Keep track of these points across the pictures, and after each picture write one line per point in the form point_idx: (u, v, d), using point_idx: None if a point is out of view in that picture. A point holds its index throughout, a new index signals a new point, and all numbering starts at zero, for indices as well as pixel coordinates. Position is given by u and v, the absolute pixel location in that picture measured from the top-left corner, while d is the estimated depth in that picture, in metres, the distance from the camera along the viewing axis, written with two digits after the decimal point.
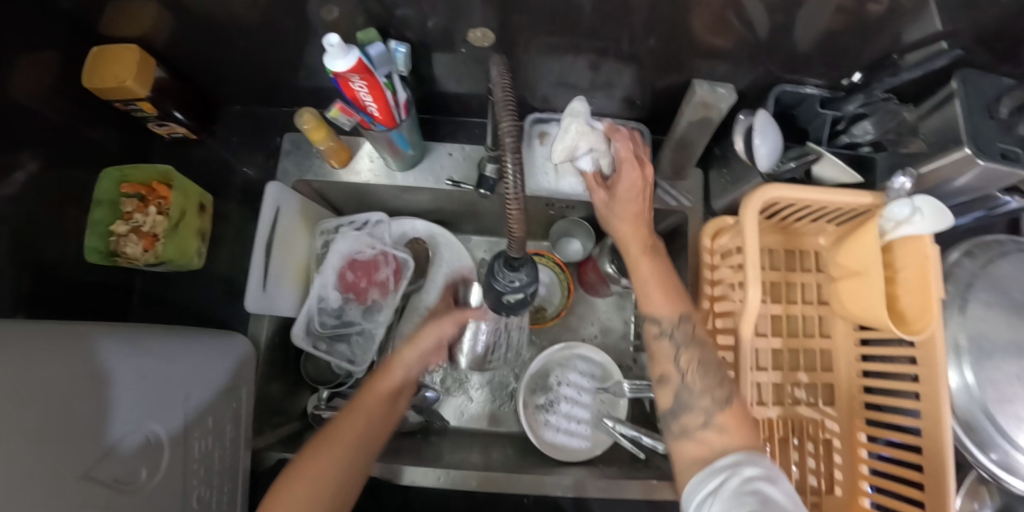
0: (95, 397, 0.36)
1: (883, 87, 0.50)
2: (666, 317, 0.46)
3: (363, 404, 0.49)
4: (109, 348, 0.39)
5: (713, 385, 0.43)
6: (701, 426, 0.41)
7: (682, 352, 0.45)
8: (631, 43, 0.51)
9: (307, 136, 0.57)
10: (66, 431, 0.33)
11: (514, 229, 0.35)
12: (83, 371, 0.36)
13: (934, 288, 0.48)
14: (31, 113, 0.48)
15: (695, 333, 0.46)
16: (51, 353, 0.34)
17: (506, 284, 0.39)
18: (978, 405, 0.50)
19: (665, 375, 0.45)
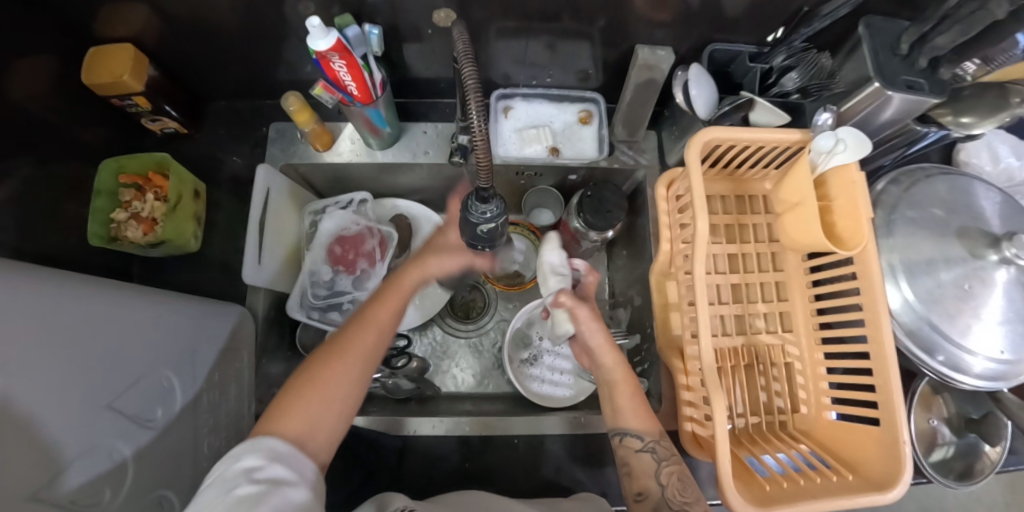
0: (113, 339, 0.40)
1: (801, 37, 0.58)
2: (644, 433, 0.53)
3: (366, 326, 0.52)
4: (124, 298, 0.43)
5: (692, 499, 0.49)
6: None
7: (662, 465, 0.51)
8: (577, 17, 0.58)
9: (293, 118, 0.63)
10: (86, 363, 0.37)
11: (480, 158, 0.42)
12: (103, 314, 0.40)
13: (863, 210, 0.54)
14: (27, 110, 0.52)
15: (673, 451, 0.52)
16: (75, 298, 0.38)
17: (479, 215, 0.45)
18: (919, 315, 0.56)
19: (644, 491, 0.51)
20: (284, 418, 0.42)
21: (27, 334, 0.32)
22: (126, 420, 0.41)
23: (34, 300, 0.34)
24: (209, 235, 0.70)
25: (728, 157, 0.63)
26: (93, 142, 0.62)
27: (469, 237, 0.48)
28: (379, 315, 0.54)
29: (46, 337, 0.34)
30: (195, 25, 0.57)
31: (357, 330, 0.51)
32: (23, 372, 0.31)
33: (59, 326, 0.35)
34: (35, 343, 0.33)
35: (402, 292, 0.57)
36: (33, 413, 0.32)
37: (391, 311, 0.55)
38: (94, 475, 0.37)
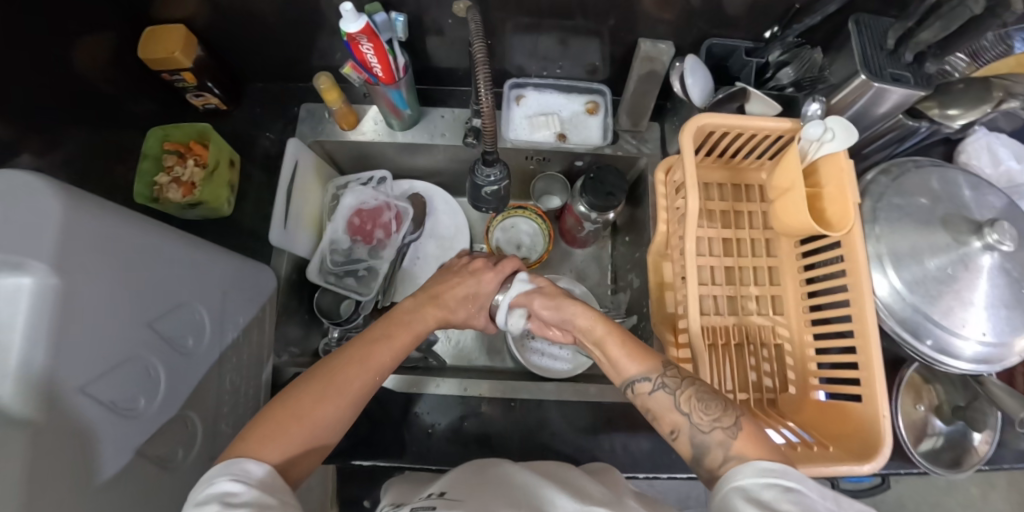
0: (163, 271, 0.46)
1: (793, 34, 0.62)
2: (649, 372, 0.48)
3: (367, 358, 0.50)
4: (177, 238, 0.49)
5: (719, 413, 0.44)
6: (722, 462, 0.41)
7: (678, 394, 0.46)
8: (584, 11, 0.63)
9: (322, 97, 0.69)
10: (140, 285, 0.42)
11: (487, 124, 0.47)
12: (159, 247, 0.46)
13: (850, 195, 0.57)
14: (88, 80, 0.59)
15: (682, 373, 0.47)
16: (137, 227, 0.43)
17: (484, 179, 0.51)
18: (906, 300, 0.58)
19: (674, 426, 0.46)
20: (263, 442, 0.42)
21: (97, 248, 0.38)
22: (163, 342, 0.46)
23: (107, 221, 0.40)
24: (242, 203, 0.76)
25: (724, 146, 0.67)
26: (143, 114, 0.69)
27: (483, 199, 0.54)
28: (377, 354, 0.51)
29: (109, 254, 0.39)
30: (239, 11, 0.64)
31: (351, 366, 0.49)
32: (89, 279, 0.37)
33: (120, 249, 0.40)
34: (100, 258, 0.38)
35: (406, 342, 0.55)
36: (89, 316, 0.37)
37: (388, 352, 0.52)
38: (132, 384, 0.42)
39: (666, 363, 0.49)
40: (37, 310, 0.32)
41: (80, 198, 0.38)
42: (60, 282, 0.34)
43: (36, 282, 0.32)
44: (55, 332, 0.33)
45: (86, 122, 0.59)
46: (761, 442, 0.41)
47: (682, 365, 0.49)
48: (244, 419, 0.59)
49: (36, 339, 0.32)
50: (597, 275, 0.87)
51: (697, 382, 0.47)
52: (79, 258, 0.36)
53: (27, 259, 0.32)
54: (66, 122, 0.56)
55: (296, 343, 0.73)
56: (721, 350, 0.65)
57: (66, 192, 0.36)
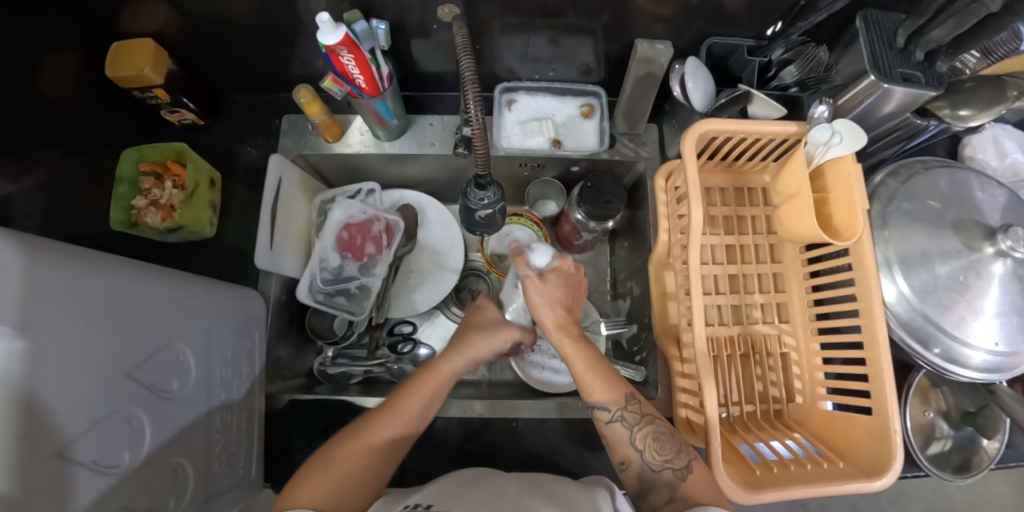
0: (141, 314, 0.43)
1: (797, 31, 0.59)
2: (612, 402, 0.52)
3: (395, 407, 0.52)
4: (152, 276, 0.46)
5: (672, 455, 0.50)
6: (667, 501, 0.48)
7: (637, 429, 0.51)
8: (578, 12, 0.59)
9: (303, 110, 0.65)
10: (117, 333, 0.40)
11: (478, 146, 0.44)
12: (135, 289, 0.43)
13: (859, 202, 0.55)
14: (55, 102, 0.56)
15: (643, 411, 0.52)
16: (107, 271, 0.41)
17: (477, 202, 0.49)
18: (916, 309, 0.56)
19: (626, 457, 0.52)
20: (298, 500, 0.43)
21: (67, 302, 0.35)
22: (145, 390, 0.43)
23: (78, 270, 0.37)
24: (226, 222, 0.73)
25: (727, 149, 0.64)
26: (116, 134, 0.65)
27: (471, 220, 0.52)
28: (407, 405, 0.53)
29: (79, 305, 0.37)
30: (211, 22, 0.60)
31: (382, 419, 0.51)
32: (55, 336, 0.34)
33: (90, 298, 0.38)
34: (67, 311, 0.35)
35: (435, 382, 0.55)
36: (61, 375, 0.34)
37: (419, 405, 0.53)
38: (115, 438, 0.39)
39: (633, 395, 0.53)
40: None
41: (41, 247, 0.35)
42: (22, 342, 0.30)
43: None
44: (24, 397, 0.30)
45: (57, 146, 0.56)
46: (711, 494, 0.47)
47: (645, 401, 0.53)
48: (237, 455, 0.57)
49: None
50: (595, 282, 0.83)
51: (658, 422, 0.52)
52: (43, 314, 0.33)
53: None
54: (31, 148, 0.52)
55: (287, 366, 0.70)
56: (726, 361, 0.64)
57: (22, 242, 0.33)
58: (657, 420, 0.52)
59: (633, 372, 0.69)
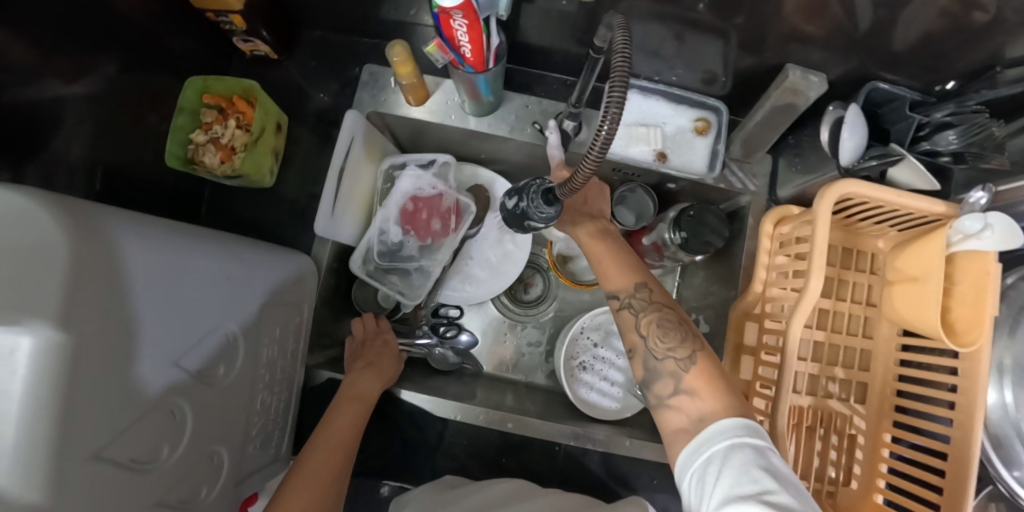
0: (197, 294, 0.39)
1: (978, 99, 0.52)
2: (620, 290, 0.51)
3: (345, 411, 0.54)
4: (209, 250, 0.42)
5: (676, 344, 0.46)
6: (672, 391, 0.44)
7: (640, 316, 0.48)
8: (728, 19, 0.51)
9: (393, 68, 0.57)
10: (171, 317, 0.36)
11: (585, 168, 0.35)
12: (193, 264, 0.39)
13: (990, 304, 0.49)
14: (121, 11, 0.49)
15: (653, 299, 0.49)
16: (166, 244, 0.36)
17: (536, 214, 0.43)
18: (1011, 425, 0.53)
19: (633, 346, 0.49)
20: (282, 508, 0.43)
21: (125, 288, 0.31)
22: (192, 378, 0.39)
23: (137, 248, 0.33)
24: (284, 173, 0.68)
25: (854, 209, 0.57)
26: (179, 54, 0.59)
27: (508, 202, 0.45)
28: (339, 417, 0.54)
29: (137, 287, 0.32)
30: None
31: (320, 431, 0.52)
32: (113, 324, 0.30)
33: (149, 279, 0.33)
34: (126, 298, 0.31)
35: (380, 373, 0.60)
36: (114, 369, 0.30)
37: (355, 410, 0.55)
38: (156, 431, 0.36)
39: (646, 285, 0.50)
40: (44, 377, 0.24)
41: (98, 221, 0.30)
42: (74, 339, 0.26)
43: (38, 343, 0.24)
44: (67, 402, 0.26)
45: (120, 60, 0.50)
46: (720, 391, 0.42)
47: (657, 290, 0.50)
48: (271, 425, 0.56)
49: (40, 420, 0.24)
50: None
51: (665, 310, 0.49)
52: (104, 302, 0.29)
53: (27, 314, 0.24)
54: (90, 61, 0.46)
55: (327, 335, 0.67)
56: (792, 431, 0.60)
57: (75, 213, 0.29)
58: (665, 308, 0.49)
59: None
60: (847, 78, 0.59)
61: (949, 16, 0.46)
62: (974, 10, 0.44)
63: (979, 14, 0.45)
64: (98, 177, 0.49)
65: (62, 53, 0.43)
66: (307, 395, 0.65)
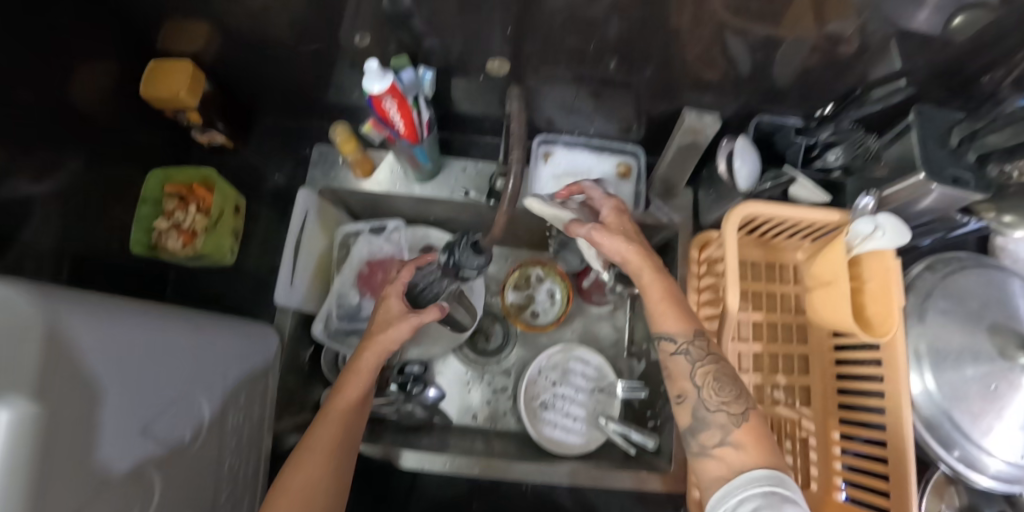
0: (159, 363, 0.41)
1: (851, 118, 0.61)
2: (679, 335, 0.50)
3: (339, 404, 0.50)
4: (169, 321, 0.45)
5: (730, 400, 0.46)
6: (717, 443, 0.44)
7: (697, 365, 0.48)
8: (631, 71, 0.58)
9: (337, 147, 0.64)
10: (136, 386, 0.38)
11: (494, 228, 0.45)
12: (156, 335, 0.41)
13: (895, 295, 0.55)
14: (88, 113, 0.55)
15: (709, 349, 0.49)
16: (124, 321, 0.38)
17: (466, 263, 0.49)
18: (938, 408, 0.56)
19: (683, 393, 0.48)
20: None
21: (95, 359, 0.33)
22: (158, 446, 0.41)
23: (104, 321, 0.36)
24: (245, 250, 0.72)
25: (763, 227, 0.63)
26: (141, 147, 0.64)
27: (440, 256, 0.50)
28: (345, 391, 0.51)
29: (105, 358, 0.35)
30: (251, 37, 0.59)
31: (328, 417, 0.49)
32: (79, 397, 0.31)
33: (111, 355, 0.35)
34: (95, 368, 0.33)
35: (379, 353, 0.53)
36: (85, 435, 0.32)
37: (357, 388, 0.52)
38: (128, 500, 0.37)
39: (702, 333, 0.50)
40: (24, 449, 0.26)
41: (66, 303, 0.32)
42: (47, 410, 0.28)
43: (21, 418, 0.26)
44: (43, 471, 0.27)
45: (84, 156, 0.55)
46: (766, 448, 0.42)
47: (713, 340, 0.50)
48: (238, 495, 0.56)
49: (25, 487, 0.26)
50: (611, 336, 0.79)
51: (723, 363, 0.49)
52: (75, 373, 0.31)
53: (9, 390, 0.26)
54: (54, 157, 0.50)
55: (295, 401, 0.69)
56: None
57: (43, 294, 0.32)
58: (720, 361, 0.48)
59: (645, 437, 0.64)
60: (740, 116, 0.67)
61: (820, 50, 0.53)
62: (838, 43, 0.51)
63: (845, 47, 0.52)
64: (66, 265, 0.52)
65: (30, 152, 0.47)
66: (276, 465, 0.66)
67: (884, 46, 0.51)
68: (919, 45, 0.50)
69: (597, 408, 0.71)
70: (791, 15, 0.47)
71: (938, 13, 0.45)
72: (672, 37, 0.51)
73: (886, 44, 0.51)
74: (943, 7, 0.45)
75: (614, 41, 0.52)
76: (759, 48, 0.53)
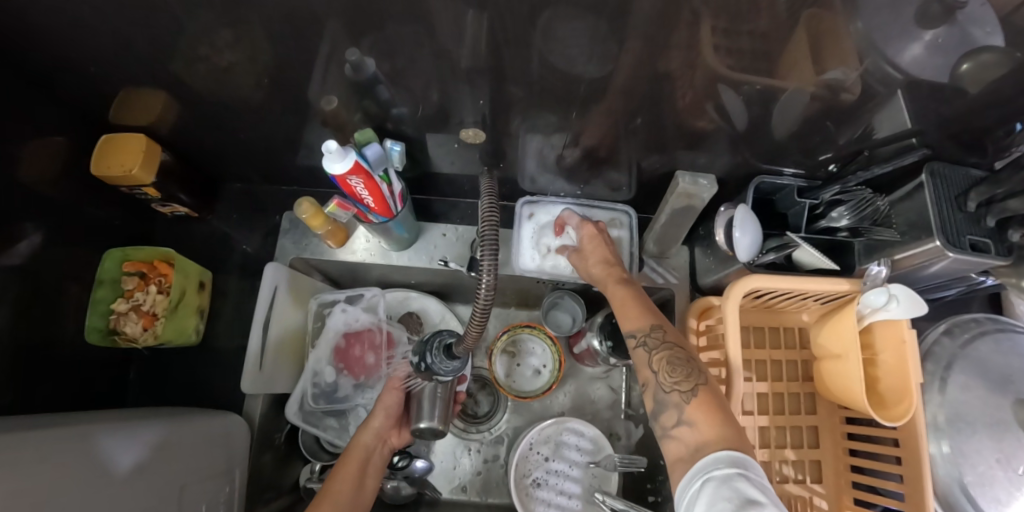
0: (92, 498, 0.39)
1: (857, 179, 0.56)
2: (636, 329, 0.50)
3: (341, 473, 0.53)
4: (103, 446, 0.42)
5: (682, 378, 0.45)
6: (675, 424, 0.43)
7: (653, 353, 0.47)
8: (618, 126, 0.54)
9: (305, 222, 0.59)
10: None
11: (474, 326, 0.40)
12: (81, 471, 0.39)
13: (911, 373, 0.50)
14: (36, 193, 0.50)
15: (666, 338, 0.48)
16: (59, 464, 0.37)
17: (443, 367, 0.45)
18: (961, 490, 0.52)
19: (646, 380, 0.47)
20: None
21: None
22: None
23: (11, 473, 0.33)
24: (213, 327, 0.68)
25: (767, 295, 0.58)
26: (101, 221, 0.60)
27: (413, 359, 0.47)
28: (338, 487, 0.52)
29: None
30: (212, 107, 0.55)
31: (323, 500, 0.50)
32: None
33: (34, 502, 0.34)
34: None
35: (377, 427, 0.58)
36: None
37: (350, 483, 0.53)
38: None
39: (660, 324, 0.49)
40: None
41: None
42: None
43: None
44: None
45: (32, 239, 0.50)
46: (720, 422, 0.41)
47: (672, 330, 0.49)
48: None
49: None
50: (607, 398, 0.75)
51: (679, 350, 0.47)
52: None
53: None
54: (7, 234, 0.46)
55: (270, 486, 0.65)
56: None
57: None
58: (677, 347, 0.47)
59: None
60: (736, 172, 0.63)
61: (820, 99, 0.47)
62: (840, 91, 0.46)
63: (846, 96, 0.47)
64: (10, 364, 0.47)
65: None
66: None
67: (893, 91, 0.45)
68: (927, 98, 0.46)
69: (593, 483, 0.67)
70: (787, 67, 0.42)
71: (944, 58, 0.41)
72: (660, 93, 0.47)
73: (894, 91, 0.45)
74: (958, 51, 0.40)
75: (598, 100, 0.48)
76: (756, 103, 0.48)
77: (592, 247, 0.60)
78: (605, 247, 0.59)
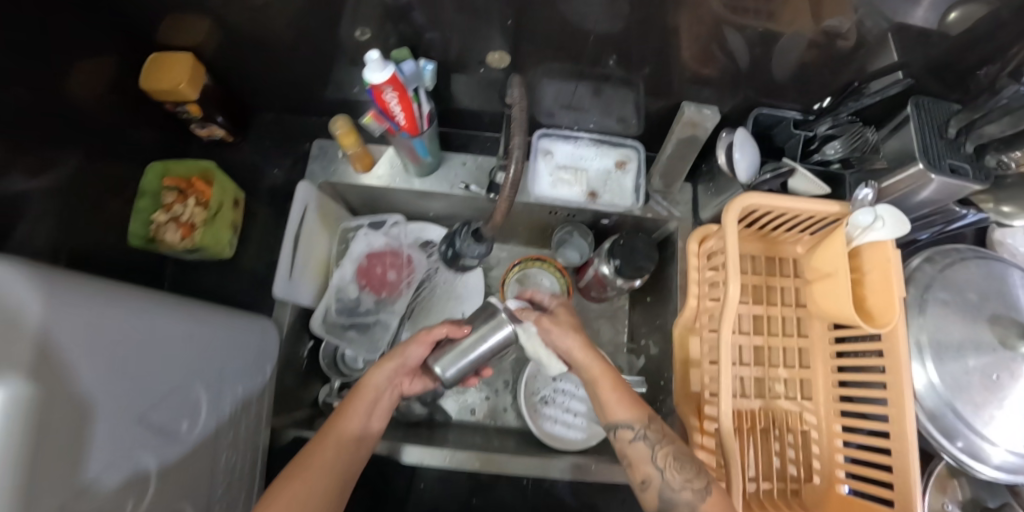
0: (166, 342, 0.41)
1: (848, 110, 0.61)
2: (634, 421, 0.50)
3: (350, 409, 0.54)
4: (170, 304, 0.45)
5: (692, 475, 0.46)
6: None
7: (656, 448, 0.49)
8: (629, 70, 0.58)
9: (337, 140, 0.65)
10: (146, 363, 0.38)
11: (504, 193, 0.50)
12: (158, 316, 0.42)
13: (894, 288, 0.54)
14: (86, 110, 0.54)
15: (664, 432, 0.50)
16: (146, 303, 0.40)
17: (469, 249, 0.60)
18: (942, 400, 0.56)
19: (646, 477, 0.49)
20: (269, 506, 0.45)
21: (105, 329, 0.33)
22: (156, 432, 0.40)
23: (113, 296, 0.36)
24: (242, 247, 0.72)
25: (763, 220, 0.64)
26: (142, 142, 0.64)
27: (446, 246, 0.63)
28: (349, 418, 0.53)
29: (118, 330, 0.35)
30: (250, 38, 0.59)
31: (330, 431, 0.52)
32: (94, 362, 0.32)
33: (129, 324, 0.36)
34: (108, 337, 0.33)
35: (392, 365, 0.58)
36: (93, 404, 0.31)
37: (360, 414, 0.54)
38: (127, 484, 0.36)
39: (653, 416, 0.51)
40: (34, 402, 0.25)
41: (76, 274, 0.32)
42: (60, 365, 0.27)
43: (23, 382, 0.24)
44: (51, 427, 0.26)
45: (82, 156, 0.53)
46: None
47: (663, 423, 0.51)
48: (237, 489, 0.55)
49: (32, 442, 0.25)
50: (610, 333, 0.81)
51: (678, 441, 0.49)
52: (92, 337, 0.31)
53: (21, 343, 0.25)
54: (62, 143, 0.50)
55: (293, 399, 0.69)
56: (745, 435, 0.63)
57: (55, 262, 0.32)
58: (677, 441, 0.49)
59: None
60: (737, 108, 0.68)
61: (817, 46, 0.52)
62: (835, 39, 0.50)
63: (843, 42, 0.51)
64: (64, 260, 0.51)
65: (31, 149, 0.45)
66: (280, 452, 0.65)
67: (881, 38, 0.50)
68: (915, 41, 0.50)
69: None
70: (788, 14, 0.46)
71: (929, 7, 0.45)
72: (670, 38, 0.51)
73: (884, 37, 0.50)
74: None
75: (615, 44, 0.52)
76: (758, 46, 0.52)
77: (566, 333, 0.56)
78: (579, 335, 0.56)
